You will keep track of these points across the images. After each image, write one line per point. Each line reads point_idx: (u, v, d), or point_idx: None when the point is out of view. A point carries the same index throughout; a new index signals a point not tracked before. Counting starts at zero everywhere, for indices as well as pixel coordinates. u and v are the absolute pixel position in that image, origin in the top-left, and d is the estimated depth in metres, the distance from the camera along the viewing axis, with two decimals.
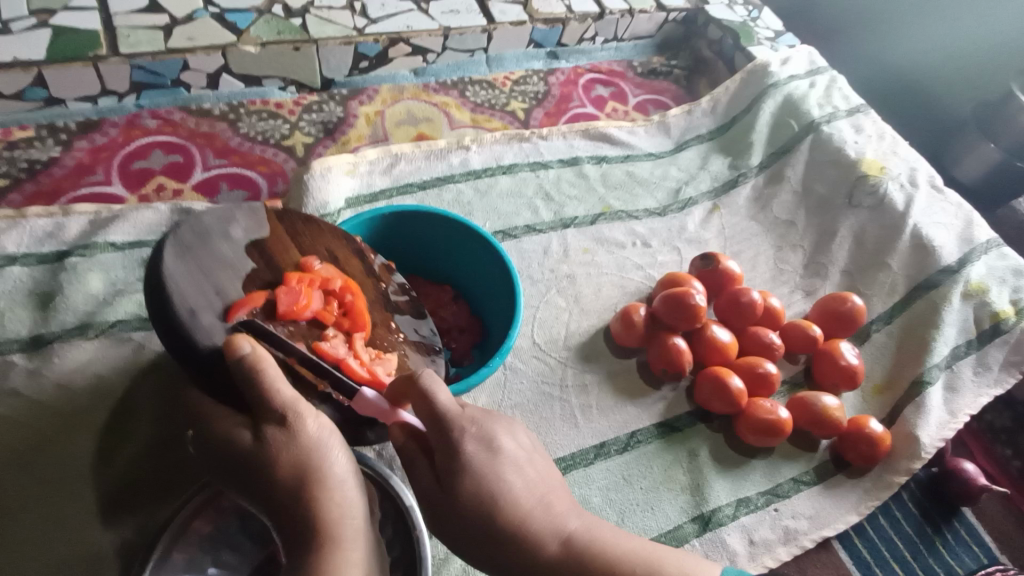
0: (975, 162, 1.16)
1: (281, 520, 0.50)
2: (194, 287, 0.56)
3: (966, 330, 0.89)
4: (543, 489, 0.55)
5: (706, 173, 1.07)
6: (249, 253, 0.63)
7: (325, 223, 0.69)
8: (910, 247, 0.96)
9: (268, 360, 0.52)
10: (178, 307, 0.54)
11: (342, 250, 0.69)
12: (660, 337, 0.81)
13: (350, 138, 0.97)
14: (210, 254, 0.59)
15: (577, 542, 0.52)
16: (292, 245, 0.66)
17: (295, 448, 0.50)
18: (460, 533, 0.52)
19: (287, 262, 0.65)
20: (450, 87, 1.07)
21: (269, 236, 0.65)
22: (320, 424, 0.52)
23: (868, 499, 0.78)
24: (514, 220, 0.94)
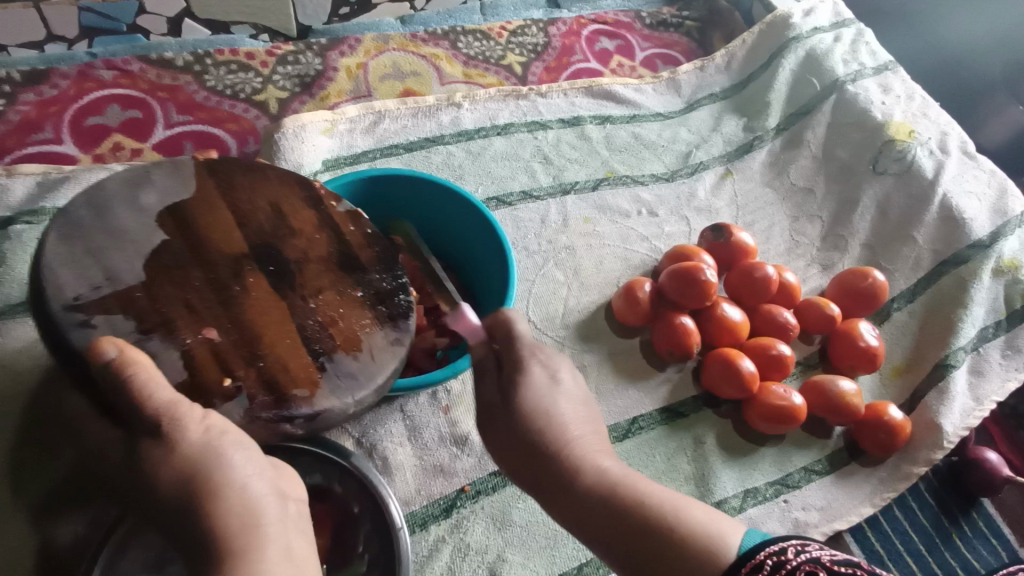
0: (1003, 126, 1.09)
1: (178, 537, 0.41)
2: (77, 271, 0.48)
3: (995, 310, 0.83)
4: (588, 422, 0.51)
5: (718, 136, 0.99)
6: (163, 224, 0.52)
7: (271, 170, 0.59)
8: (938, 219, 0.89)
9: (137, 362, 0.43)
10: (60, 300, 0.47)
11: (291, 202, 0.58)
12: (666, 316, 0.75)
13: (329, 94, 0.88)
14: (109, 231, 0.50)
15: (613, 478, 0.47)
16: (221, 204, 0.55)
17: (175, 459, 0.41)
18: (509, 450, 0.50)
19: (210, 225, 0.53)
20: (440, 36, 0.98)
21: (191, 199, 0.54)
22: (208, 423, 0.43)
23: (884, 491, 0.73)
24: (509, 185, 0.87)
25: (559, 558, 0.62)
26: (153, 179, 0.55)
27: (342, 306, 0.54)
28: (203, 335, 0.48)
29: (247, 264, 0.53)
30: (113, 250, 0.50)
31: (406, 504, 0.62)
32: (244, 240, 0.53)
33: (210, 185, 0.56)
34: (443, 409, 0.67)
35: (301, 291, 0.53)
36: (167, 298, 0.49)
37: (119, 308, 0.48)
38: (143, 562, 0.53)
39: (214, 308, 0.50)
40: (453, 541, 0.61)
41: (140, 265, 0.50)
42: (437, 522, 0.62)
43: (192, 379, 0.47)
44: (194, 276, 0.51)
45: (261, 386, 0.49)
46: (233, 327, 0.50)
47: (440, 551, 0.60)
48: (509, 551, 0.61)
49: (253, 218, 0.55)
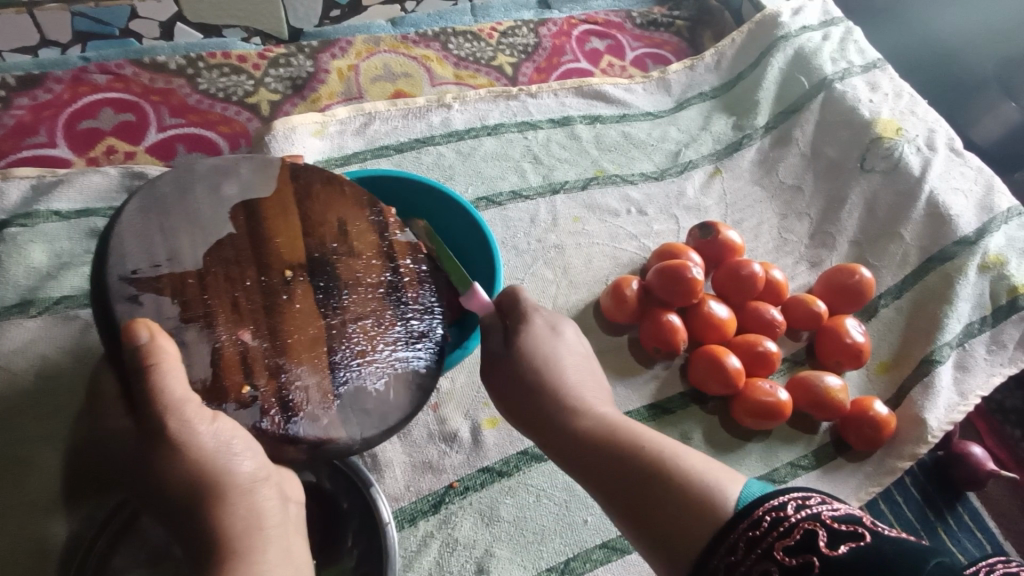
0: (992, 123, 1.09)
1: (180, 529, 0.43)
2: (142, 244, 0.50)
3: (980, 306, 0.83)
4: (590, 380, 0.56)
5: (708, 135, 1.00)
6: (232, 214, 0.54)
7: (349, 187, 0.59)
8: (924, 216, 0.89)
9: (165, 355, 0.44)
10: (113, 271, 0.49)
11: (359, 224, 0.58)
12: (653, 313, 0.76)
13: (320, 96, 0.88)
14: (182, 212, 0.53)
15: (612, 423, 0.51)
16: (293, 210, 0.56)
17: (184, 460, 0.42)
18: (514, 397, 0.56)
19: (276, 229, 0.55)
20: (431, 38, 0.98)
21: (270, 197, 0.56)
22: (218, 428, 0.44)
23: (868, 485, 0.74)
24: (499, 185, 0.87)
25: (546, 552, 0.63)
26: (238, 170, 0.57)
27: (374, 338, 0.54)
28: (237, 337, 0.50)
29: (297, 275, 0.53)
30: (182, 232, 0.52)
31: (396, 500, 0.63)
32: (308, 252, 0.55)
33: (290, 186, 0.57)
34: (432, 406, 0.68)
35: (344, 317, 0.54)
36: (215, 292, 0.50)
37: (170, 292, 0.49)
38: (135, 556, 0.54)
39: (256, 313, 0.51)
40: (442, 537, 0.62)
41: (200, 253, 0.52)
42: (426, 517, 0.63)
43: (213, 379, 0.48)
44: (247, 275, 0.52)
45: (276, 403, 0.49)
46: (270, 335, 0.51)
47: (429, 546, 0.61)
48: (496, 546, 0.62)
49: (318, 234, 0.56)
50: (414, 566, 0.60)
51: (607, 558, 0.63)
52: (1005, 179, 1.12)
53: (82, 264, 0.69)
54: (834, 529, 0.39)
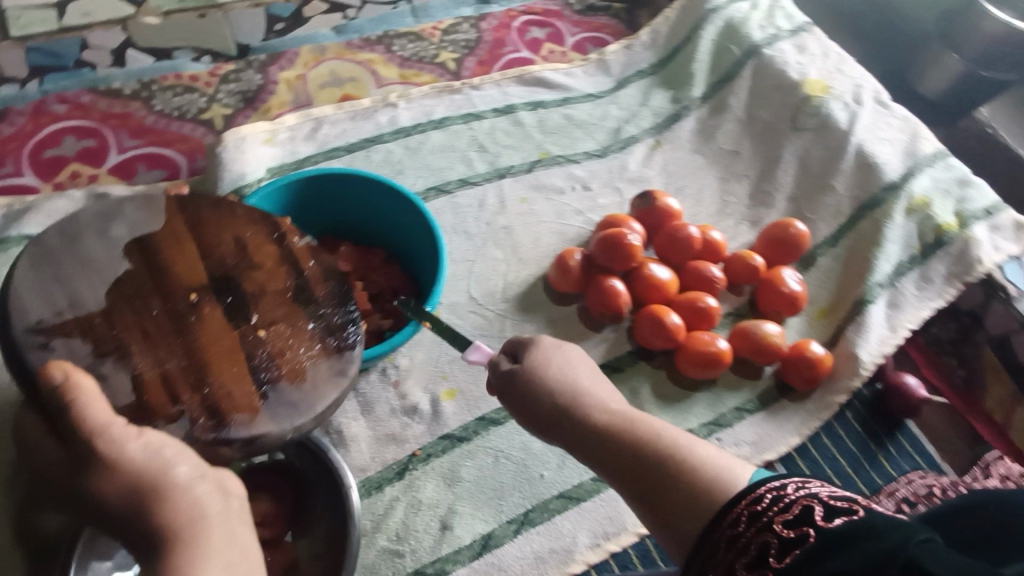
0: (939, 76, 1.32)
1: (125, 535, 0.45)
2: (40, 297, 0.54)
3: (909, 246, 0.88)
4: (595, 380, 0.58)
5: (647, 110, 1.04)
6: (129, 253, 0.58)
7: (239, 207, 0.63)
8: (853, 167, 0.94)
9: (82, 389, 0.47)
10: (21, 323, 0.53)
11: (256, 239, 0.62)
12: (597, 280, 0.81)
13: (271, 106, 0.93)
14: (77, 260, 0.57)
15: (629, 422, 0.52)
16: (189, 239, 0.60)
17: (116, 475, 0.45)
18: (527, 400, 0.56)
19: (176, 259, 0.59)
20: (375, 42, 1.03)
21: (161, 231, 0.60)
22: (148, 443, 0.46)
23: (810, 421, 0.79)
24: (447, 174, 0.92)
25: (506, 506, 0.68)
26: (123, 212, 0.60)
27: (289, 338, 0.57)
28: (154, 361, 0.53)
29: (202, 296, 0.57)
30: (79, 277, 0.56)
31: (363, 471, 0.69)
32: (208, 274, 0.58)
33: (179, 218, 0.61)
34: (392, 383, 0.74)
35: (255, 324, 0.57)
36: (124, 324, 0.54)
37: (79, 333, 0.53)
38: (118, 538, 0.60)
39: (170, 336, 0.55)
40: (407, 499, 0.67)
41: (101, 292, 0.56)
42: (392, 484, 0.68)
43: (138, 402, 0.52)
44: (153, 304, 0.56)
45: (204, 412, 0.52)
46: (186, 352, 0.54)
47: (395, 509, 0.67)
48: (459, 504, 0.67)
49: (216, 254, 0.60)
50: (382, 528, 0.66)
51: (563, 507, 0.69)
52: (949, 123, 1.33)
53: None
54: (830, 505, 0.40)
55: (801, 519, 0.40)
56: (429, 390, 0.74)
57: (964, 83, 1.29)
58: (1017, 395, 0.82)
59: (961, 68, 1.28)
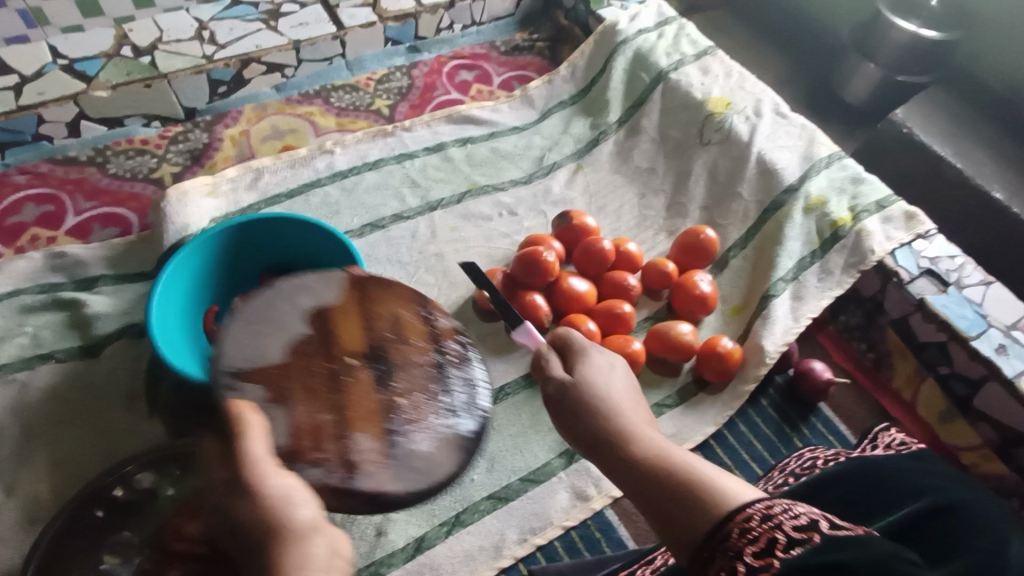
0: (862, 83, 1.38)
1: (249, 570, 0.43)
2: (240, 347, 0.56)
3: (809, 242, 0.95)
4: (633, 401, 0.57)
5: (568, 137, 1.13)
6: (308, 320, 0.61)
7: (401, 288, 0.67)
8: (756, 173, 1.01)
9: (252, 425, 0.49)
10: (224, 367, 0.55)
11: (409, 317, 0.65)
12: (518, 296, 0.87)
13: (216, 161, 1.01)
14: (265, 319, 0.59)
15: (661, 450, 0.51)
16: (359, 314, 0.63)
17: (251, 506, 0.44)
18: (564, 408, 0.56)
19: (345, 331, 0.62)
20: (313, 96, 1.12)
21: (338, 303, 0.63)
22: (288, 481, 0.46)
23: (725, 411, 0.85)
24: (381, 211, 1.00)
25: (438, 511, 0.74)
26: (309, 283, 0.63)
27: (421, 407, 0.60)
28: (307, 415, 0.56)
29: (352, 364, 0.60)
30: (266, 338, 0.58)
31: None
32: (365, 342, 0.61)
33: (353, 295, 0.64)
34: None
35: (393, 393, 0.60)
36: (291, 381, 0.57)
37: (262, 381, 0.55)
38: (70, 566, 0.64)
39: (322, 394, 0.57)
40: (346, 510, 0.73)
41: (281, 351, 0.58)
42: None
43: (289, 444, 0.54)
44: (314, 366, 0.58)
45: (340, 465, 0.54)
46: (337, 410, 0.57)
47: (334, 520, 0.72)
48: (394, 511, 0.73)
49: (418, 327, 0.65)
50: None
51: (492, 507, 0.75)
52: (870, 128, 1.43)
53: (15, 336, 0.79)
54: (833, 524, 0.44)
55: (812, 524, 0.43)
56: None
57: (883, 90, 1.36)
58: (920, 370, 0.89)
59: (878, 75, 1.35)
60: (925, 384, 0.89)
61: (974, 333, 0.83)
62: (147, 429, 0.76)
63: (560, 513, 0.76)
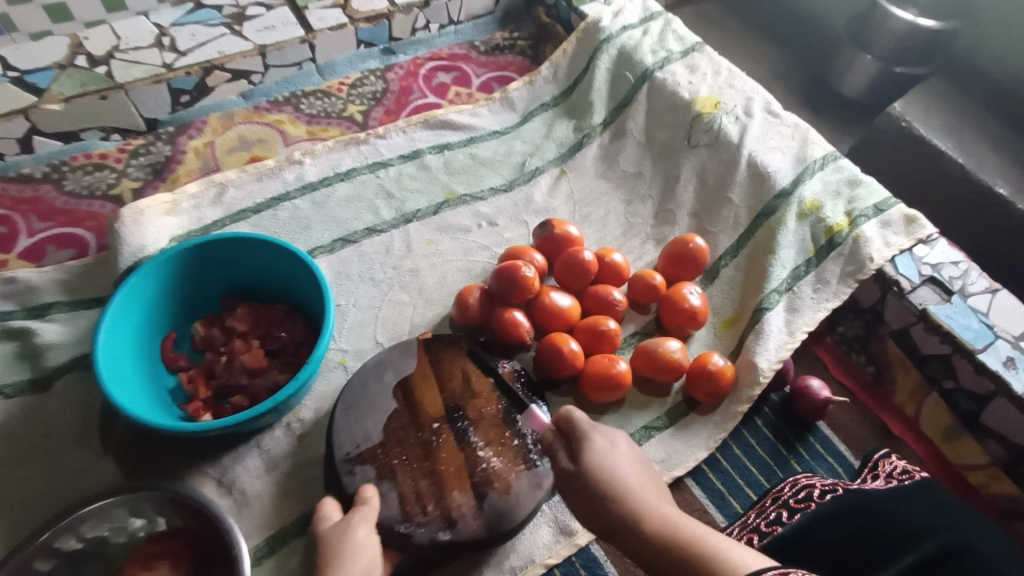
0: (858, 77, 1.33)
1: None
2: (347, 431, 0.73)
3: (804, 249, 0.90)
4: (641, 476, 0.58)
5: (550, 141, 1.08)
6: (395, 394, 0.77)
7: (465, 348, 0.81)
8: (747, 177, 0.97)
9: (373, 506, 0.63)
10: (338, 451, 0.72)
11: (476, 373, 0.79)
12: (497, 313, 0.83)
13: (179, 175, 0.96)
14: (364, 400, 0.76)
15: (672, 527, 0.52)
16: (433, 377, 0.78)
17: (340, 542, 0.58)
18: (577, 502, 0.58)
19: (427, 395, 0.77)
20: (282, 103, 1.07)
21: (414, 371, 0.79)
22: (366, 537, 0.58)
23: (717, 433, 0.80)
24: (353, 225, 0.95)
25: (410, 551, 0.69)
26: (391, 360, 0.79)
27: (502, 454, 0.73)
28: (411, 479, 0.71)
29: (441, 425, 0.75)
30: (367, 417, 0.74)
31: (267, 527, 0.71)
32: (444, 406, 0.76)
33: (426, 362, 0.79)
34: (297, 436, 0.76)
35: (476, 447, 0.73)
36: (393, 450, 0.72)
37: (370, 461, 0.71)
38: None
39: (422, 462, 0.72)
40: None
41: (381, 427, 0.74)
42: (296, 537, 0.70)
43: (401, 510, 0.68)
44: (410, 434, 0.74)
45: (446, 517, 0.68)
46: (431, 471, 0.71)
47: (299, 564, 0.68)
48: None
49: (480, 385, 0.78)
50: None
51: None
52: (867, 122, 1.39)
53: None
54: None
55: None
56: None
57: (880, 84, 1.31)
58: (924, 385, 0.84)
59: (875, 68, 1.29)
60: (928, 399, 0.84)
61: (980, 345, 0.78)
62: (95, 469, 0.72)
63: (542, 549, 0.72)
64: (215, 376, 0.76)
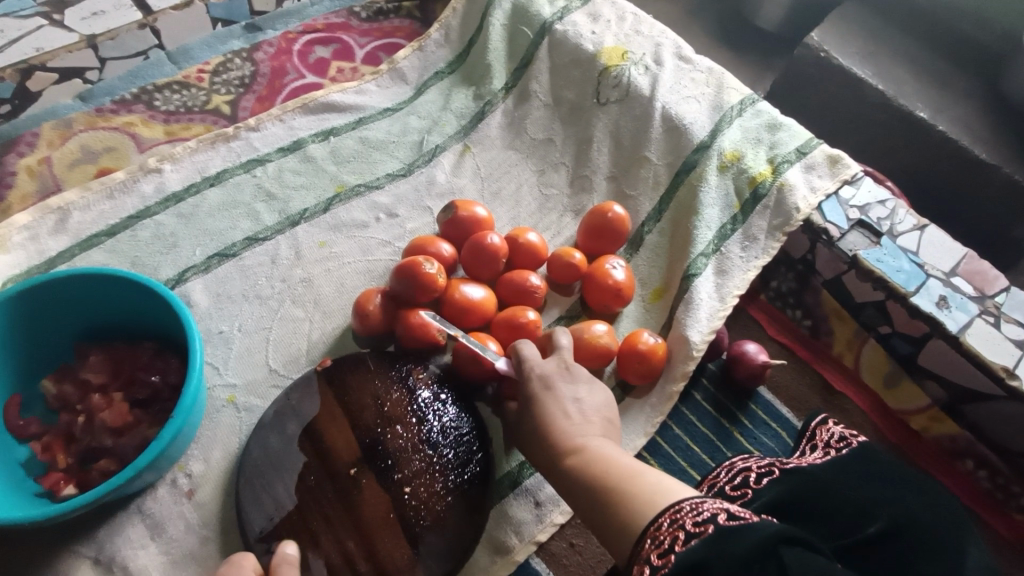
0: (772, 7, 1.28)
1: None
2: (255, 503, 0.64)
3: (729, 205, 0.84)
4: (584, 418, 0.59)
5: (449, 113, 0.97)
6: (302, 444, 0.68)
7: (371, 363, 0.72)
8: (663, 133, 0.89)
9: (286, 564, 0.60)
10: (252, 522, 0.64)
11: (389, 396, 0.70)
12: (401, 318, 0.73)
13: (11, 202, 0.82)
14: (264, 456, 0.67)
15: (596, 461, 0.54)
16: (341, 410, 0.69)
17: None
18: (528, 439, 0.60)
19: (335, 434, 0.68)
20: (131, 100, 0.91)
21: (319, 411, 0.69)
22: None
23: (655, 416, 0.75)
24: (231, 236, 0.83)
25: None
26: (293, 402, 0.70)
27: (429, 485, 0.66)
28: (335, 538, 0.63)
29: (358, 467, 0.66)
30: (271, 477, 0.66)
31: None
32: (359, 443, 0.67)
33: (330, 395, 0.70)
34: (186, 493, 0.66)
35: (401, 484, 0.66)
36: (311, 508, 0.64)
37: (288, 531, 0.64)
38: None
39: (342, 513, 0.64)
40: None
41: (292, 488, 0.65)
42: None
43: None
44: (326, 485, 0.66)
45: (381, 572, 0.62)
46: (344, 518, 0.64)
47: None
48: None
49: (396, 407, 0.70)
50: None
51: None
52: (786, 56, 1.33)
53: None
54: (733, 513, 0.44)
55: (710, 518, 0.43)
56: (229, 492, 0.67)
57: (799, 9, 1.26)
58: (860, 333, 0.80)
59: None
60: (867, 347, 0.81)
61: (912, 287, 0.74)
62: None
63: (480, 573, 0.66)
64: (75, 440, 0.65)
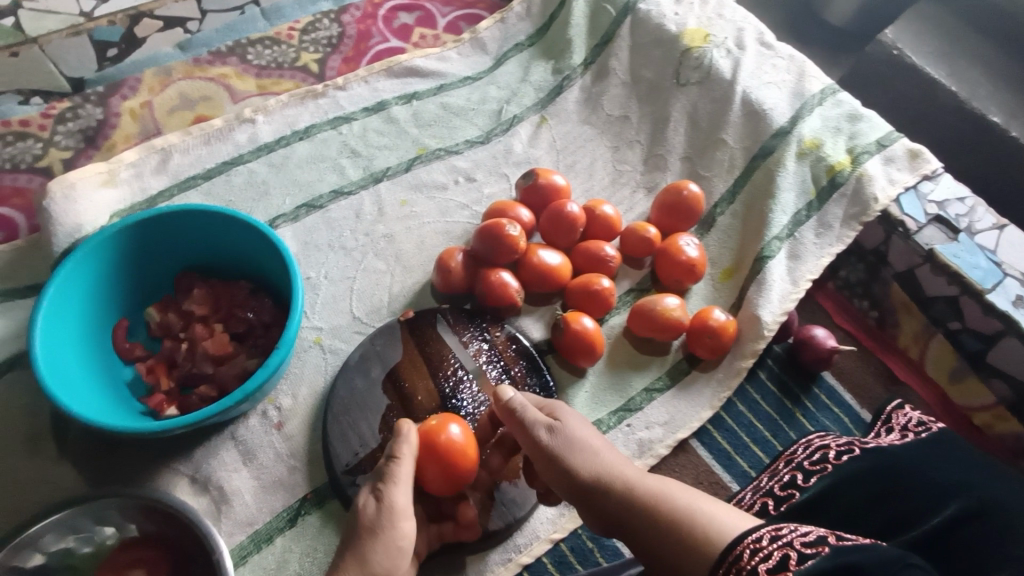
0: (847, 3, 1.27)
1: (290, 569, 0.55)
2: (340, 437, 0.68)
3: (805, 192, 0.84)
4: (604, 451, 0.56)
5: (528, 85, 0.98)
6: (386, 386, 0.71)
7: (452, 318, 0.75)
8: (742, 117, 0.90)
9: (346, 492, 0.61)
10: (337, 454, 0.67)
11: (468, 350, 0.74)
12: (482, 277, 0.76)
13: (115, 141, 0.86)
14: (350, 395, 0.70)
15: (638, 496, 0.50)
16: (422, 359, 0.73)
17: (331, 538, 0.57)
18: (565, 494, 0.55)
19: (416, 380, 0.71)
20: (226, 53, 0.95)
21: (402, 357, 0.73)
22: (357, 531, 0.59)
23: (721, 392, 0.77)
24: (317, 188, 0.86)
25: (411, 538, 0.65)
26: (377, 347, 0.73)
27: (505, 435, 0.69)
28: None
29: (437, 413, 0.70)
30: (356, 415, 0.69)
31: (250, 523, 0.66)
32: (440, 390, 0.71)
33: (413, 344, 0.74)
34: (275, 426, 0.70)
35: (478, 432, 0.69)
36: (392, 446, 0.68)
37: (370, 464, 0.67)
38: None
39: None
40: (301, 548, 0.65)
41: (375, 427, 0.69)
42: (282, 532, 0.65)
43: None
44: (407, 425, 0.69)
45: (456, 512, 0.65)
46: None
47: (288, 562, 0.64)
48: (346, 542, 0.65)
49: (475, 360, 0.73)
50: None
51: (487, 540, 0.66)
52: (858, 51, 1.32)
53: None
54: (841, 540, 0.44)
55: (820, 538, 0.43)
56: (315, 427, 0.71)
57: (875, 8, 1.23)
58: (929, 327, 0.81)
59: None
60: (934, 341, 0.81)
61: (989, 284, 0.75)
62: (52, 475, 0.67)
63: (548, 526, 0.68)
64: (177, 365, 0.69)
